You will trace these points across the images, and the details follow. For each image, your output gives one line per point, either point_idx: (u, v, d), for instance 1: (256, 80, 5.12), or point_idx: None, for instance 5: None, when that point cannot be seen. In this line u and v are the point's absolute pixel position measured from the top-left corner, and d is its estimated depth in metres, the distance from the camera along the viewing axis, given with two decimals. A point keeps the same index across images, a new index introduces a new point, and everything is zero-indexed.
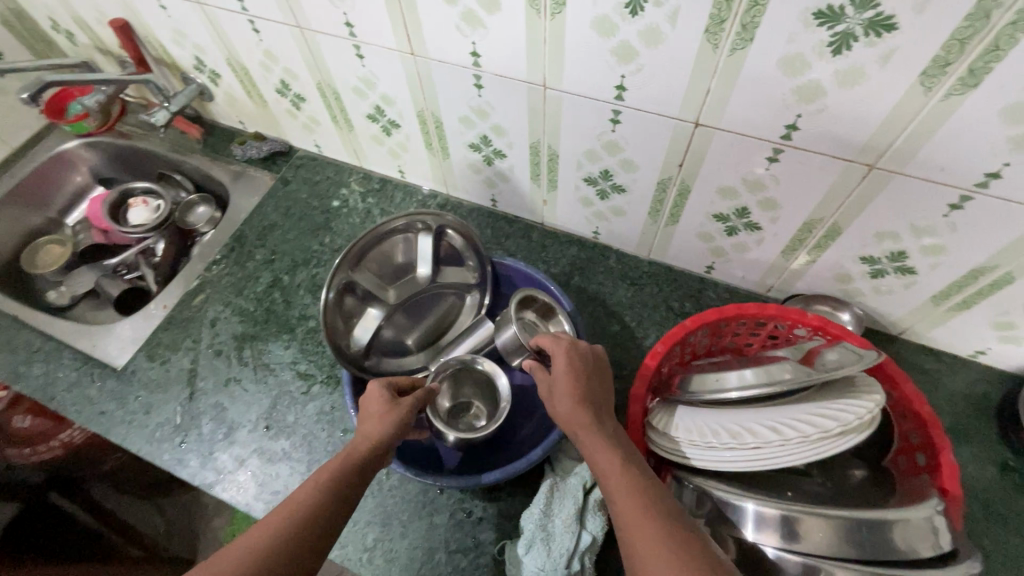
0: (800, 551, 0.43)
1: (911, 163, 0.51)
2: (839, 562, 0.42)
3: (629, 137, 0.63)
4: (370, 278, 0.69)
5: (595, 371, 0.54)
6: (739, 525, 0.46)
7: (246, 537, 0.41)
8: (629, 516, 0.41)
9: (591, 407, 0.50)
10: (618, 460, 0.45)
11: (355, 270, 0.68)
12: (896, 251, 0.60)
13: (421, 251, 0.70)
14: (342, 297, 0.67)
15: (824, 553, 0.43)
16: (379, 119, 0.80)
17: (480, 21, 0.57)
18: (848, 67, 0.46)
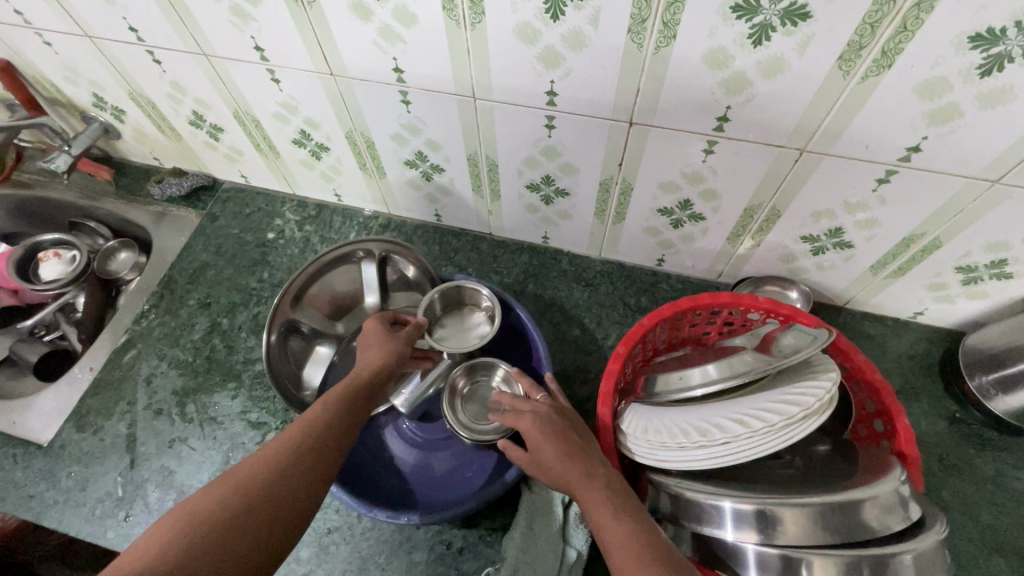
0: (780, 544, 0.43)
1: (838, 143, 0.52)
2: (818, 550, 0.42)
3: (566, 142, 0.62)
4: (314, 316, 0.68)
5: (568, 425, 0.53)
6: (719, 525, 0.45)
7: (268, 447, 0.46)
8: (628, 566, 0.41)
9: (579, 460, 0.48)
10: (610, 512, 0.44)
11: (296, 309, 0.67)
12: (833, 228, 0.62)
13: (366, 280, 0.69)
14: (286, 340, 0.66)
15: (803, 542, 0.43)
16: (305, 143, 0.76)
17: (398, 35, 0.55)
18: (769, 58, 0.46)
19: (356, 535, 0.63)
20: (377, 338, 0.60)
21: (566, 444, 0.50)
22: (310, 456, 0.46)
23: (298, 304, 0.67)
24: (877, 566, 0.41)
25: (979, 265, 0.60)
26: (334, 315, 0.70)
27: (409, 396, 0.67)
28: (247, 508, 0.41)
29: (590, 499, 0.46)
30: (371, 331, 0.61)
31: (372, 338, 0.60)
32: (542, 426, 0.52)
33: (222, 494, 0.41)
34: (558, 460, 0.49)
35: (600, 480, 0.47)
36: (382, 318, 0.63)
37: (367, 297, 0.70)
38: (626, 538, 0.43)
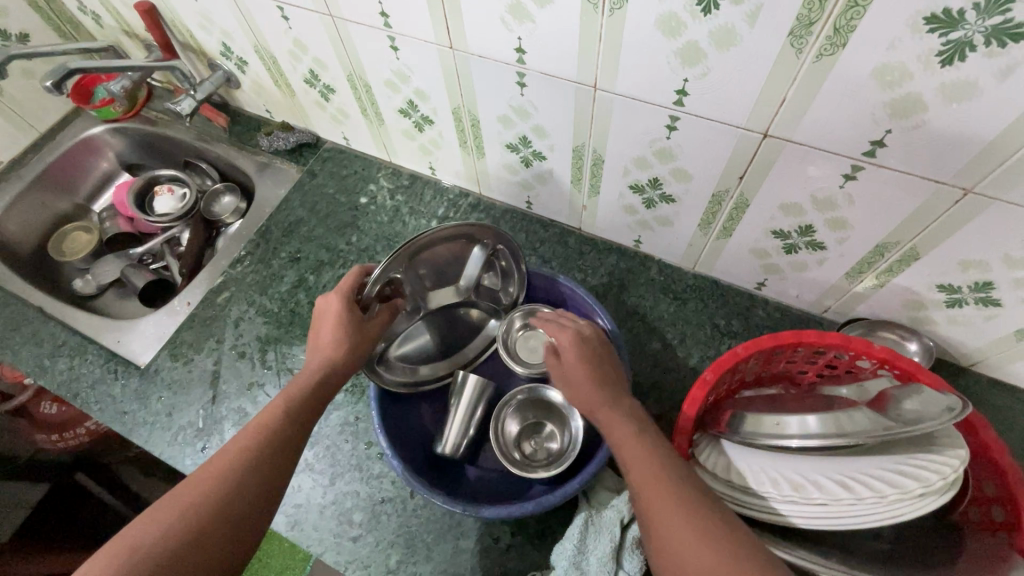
0: None
1: (1018, 188, 0.44)
2: None
3: (685, 145, 0.57)
4: (420, 277, 0.62)
5: (601, 353, 0.55)
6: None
7: (275, 403, 0.49)
8: (644, 483, 0.42)
9: (606, 388, 0.51)
10: (630, 437, 0.46)
11: (407, 266, 0.59)
12: (982, 281, 0.54)
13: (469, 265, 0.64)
14: (382, 290, 0.59)
15: None
16: (411, 114, 0.75)
17: (528, 14, 0.52)
18: (957, 80, 0.40)
19: (408, 511, 0.63)
20: (337, 329, 0.54)
21: (592, 373, 0.52)
22: (285, 413, 0.48)
23: (407, 267, 0.59)
24: None
25: None
26: (428, 282, 0.63)
27: (453, 439, 0.63)
28: (247, 456, 0.44)
29: (614, 426, 0.48)
30: (335, 316, 0.55)
31: (327, 329, 0.55)
32: (578, 353, 0.54)
33: (233, 452, 0.44)
34: (585, 384, 0.52)
35: (623, 413, 0.49)
36: (348, 301, 0.55)
37: (464, 272, 0.64)
38: (645, 462, 0.44)
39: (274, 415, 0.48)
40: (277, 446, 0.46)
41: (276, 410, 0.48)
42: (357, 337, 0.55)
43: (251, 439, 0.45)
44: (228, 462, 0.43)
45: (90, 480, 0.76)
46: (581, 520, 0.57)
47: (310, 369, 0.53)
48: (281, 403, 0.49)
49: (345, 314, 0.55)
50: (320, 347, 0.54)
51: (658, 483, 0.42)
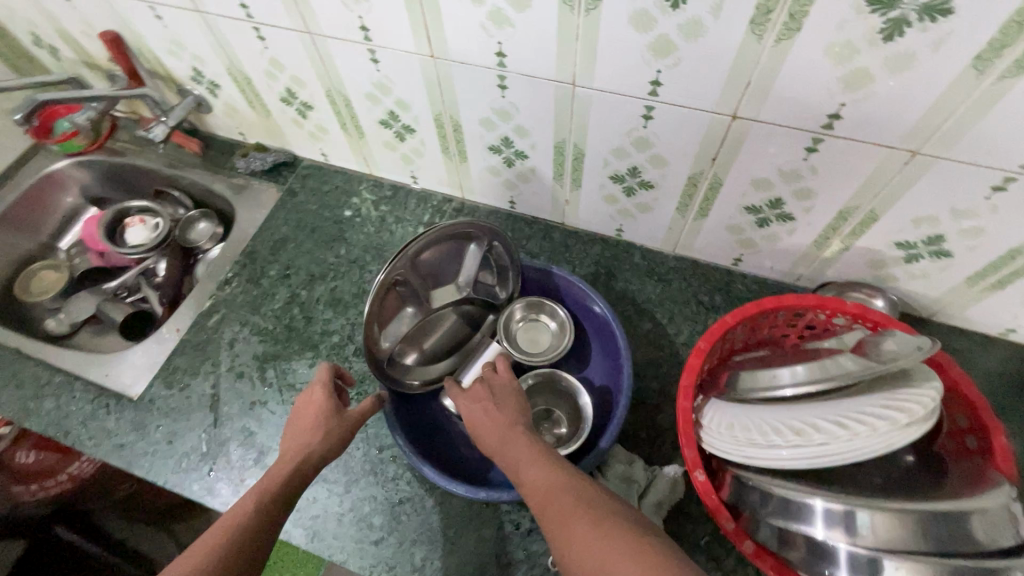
0: (868, 545, 0.43)
1: (957, 147, 0.50)
2: (908, 556, 0.42)
3: (661, 133, 0.61)
4: (421, 277, 0.63)
5: (505, 399, 0.56)
6: (807, 522, 0.45)
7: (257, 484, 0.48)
8: (552, 512, 0.43)
9: (510, 428, 0.52)
10: (536, 470, 0.46)
11: (411, 264, 0.60)
12: (934, 235, 0.60)
13: (468, 261, 0.65)
14: (388, 291, 0.59)
15: (892, 547, 0.42)
16: (392, 124, 0.77)
17: (508, 20, 0.55)
18: (898, 54, 0.45)
19: (427, 508, 0.64)
20: (314, 417, 0.54)
21: (487, 410, 0.55)
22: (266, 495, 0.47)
23: (409, 267, 0.60)
24: None
25: None
26: (429, 282, 0.64)
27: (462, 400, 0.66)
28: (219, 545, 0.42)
29: (522, 465, 0.48)
30: (314, 406, 0.55)
31: (308, 419, 0.54)
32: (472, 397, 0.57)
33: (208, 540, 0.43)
34: (492, 432, 0.52)
35: (528, 447, 0.49)
36: (328, 388, 0.57)
37: (463, 271, 0.65)
38: (552, 489, 0.44)
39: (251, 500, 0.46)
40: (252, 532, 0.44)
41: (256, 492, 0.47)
42: (331, 423, 0.54)
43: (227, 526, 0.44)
44: (200, 552, 0.42)
45: (67, 530, 0.89)
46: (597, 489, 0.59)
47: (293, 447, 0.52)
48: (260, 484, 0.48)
49: (324, 404, 0.55)
50: (296, 434, 0.53)
51: (564, 509, 0.42)
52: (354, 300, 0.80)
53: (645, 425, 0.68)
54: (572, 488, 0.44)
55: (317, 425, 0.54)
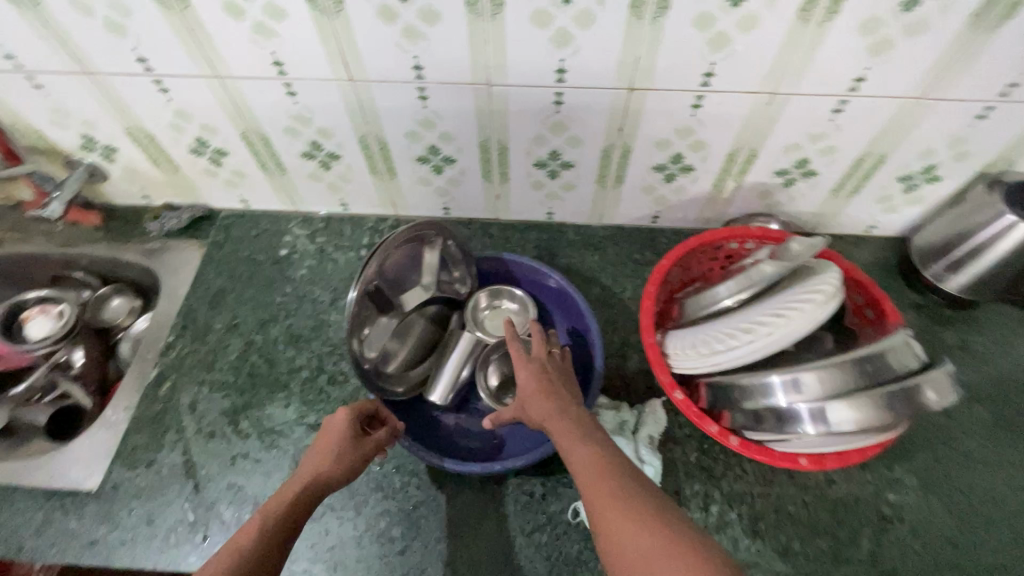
0: (818, 397, 0.53)
1: (802, 83, 0.63)
2: (848, 396, 0.52)
3: (573, 115, 0.70)
4: (390, 283, 0.65)
5: (563, 380, 0.58)
6: (769, 394, 0.55)
7: (274, 502, 0.49)
8: (589, 480, 0.46)
9: (558, 403, 0.54)
10: (578, 443, 0.49)
11: (381, 272, 0.62)
12: (801, 160, 0.74)
13: (429, 263, 0.68)
14: (364, 300, 0.61)
15: (835, 392, 0.52)
16: (316, 154, 0.79)
17: (420, 34, 0.60)
18: (745, 16, 0.57)
19: (443, 505, 0.66)
20: (335, 443, 0.55)
21: (547, 385, 0.56)
22: (282, 514, 0.48)
23: (378, 276, 0.62)
24: (905, 394, 0.50)
25: (913, 173, 0.74)
26: (397, 287, 0.66)
27: (444, 389, 0.69)
28: (243, 557, 0.43)
29: (564, 438, 0.51)
30: (336, 431, 0.56)
31: (328, 443, 0.55)
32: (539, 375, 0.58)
33: (229, 554, 0.44)
34: (539, 404, 0.54)
35: (571, 426, 0.51)
36: (355, 412, 0.57)
37: (425, 273, 0.69)
38: (591, 460, 0.47)
39: (274, 517, 0.47)
40: (273, 549, 0.45)
41: (275, 511, 0.48)
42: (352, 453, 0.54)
43: (249, 540, 0.45)
44: (224, 563, 0.43)
45: None
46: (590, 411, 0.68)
47: (311, 468, 0.53)
48: (277, 503, 0.49)
49: (348, 431, 0.56)
50: (320, 456, 0.54)
51: (600, 479, 0.45)
52: (315, 332, 0.79)
53: (618, 374, 0.75)
54: (609, 463, 0.47)
55: (336, 451, 0.54)
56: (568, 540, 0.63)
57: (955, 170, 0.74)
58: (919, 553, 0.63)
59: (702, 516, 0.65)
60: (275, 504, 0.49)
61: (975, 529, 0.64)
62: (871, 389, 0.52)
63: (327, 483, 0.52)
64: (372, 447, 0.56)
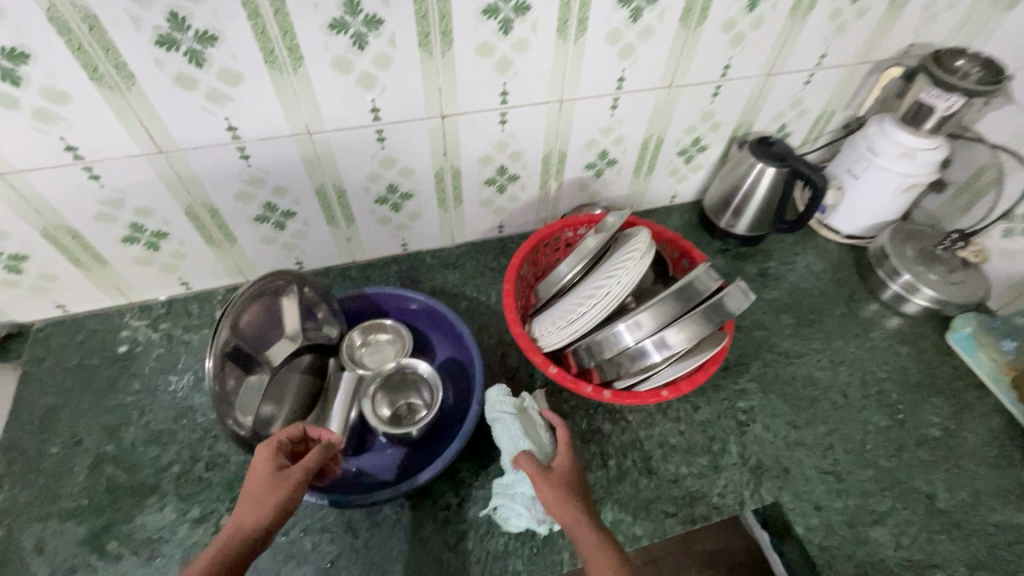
0: (655, 330, 0.64)
1: (579, 89, 0.76)
2: (675, 322, 0.64)
3: (398, 148, 0.75)
4: (251, 340, 0.63)
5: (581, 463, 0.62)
6: (621, 339, 0.65)
7: (206, 555, 0.48)
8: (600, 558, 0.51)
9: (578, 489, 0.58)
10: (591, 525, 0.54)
11: (236, 330, 0.60)
12: (601, 152, 0.88)
13: (288, 312, 0.68)
14: (225, 363, 0.58)
15: (666, 322, 0.64)
16: (139, 237, 0.74)
17: (225, 96, 0.61)
18: (517, 41, 0.67)
19: (362, 549, 0.64)
20: (262, 481, 0.54)
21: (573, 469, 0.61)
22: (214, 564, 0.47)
23: (234, 336, 0.60)
24: (712, 309, 0.64)
25: (685, 147, 0.92)
26: (260, 343, 0.64)
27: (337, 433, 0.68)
28: None
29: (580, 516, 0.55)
30: (259, 472, 0.55)
31: (256, 483, 0.54)
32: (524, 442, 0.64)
33: None
34: (565, 482, 0.59)
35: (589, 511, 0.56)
36: (275, 450, 0.57)
37: (287, 323, 0.68)
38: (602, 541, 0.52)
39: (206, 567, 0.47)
40: None
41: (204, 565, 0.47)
42: (278, 484, 0.53)
43: None
44: None
45: None
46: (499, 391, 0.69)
47: (244, 511, 0.52)
48: (209, 556, 0.48)
49: (270, 469, 0.55)
50: (244, 505, 0.52)
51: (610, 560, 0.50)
52: (178, 422, 0.73)
53: (502, 372, 0.80)
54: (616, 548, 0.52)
55: (265, 484, 0.54)
56: (492, 537, 0.65)
57: (713, 138, 0.93)
58: (773, 442, 0.76)
59: (603, 473, 0.71)
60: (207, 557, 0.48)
61: (806, 409, 0.79)
62: (690, 312, 0.65)
63: (260, 519, 0.51)
64: (299, 474, 0.55)
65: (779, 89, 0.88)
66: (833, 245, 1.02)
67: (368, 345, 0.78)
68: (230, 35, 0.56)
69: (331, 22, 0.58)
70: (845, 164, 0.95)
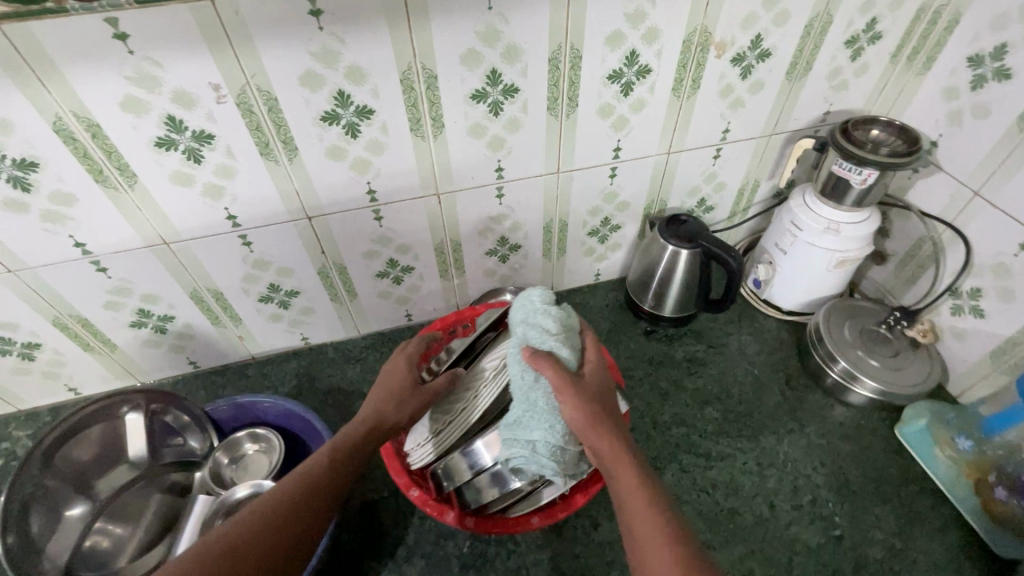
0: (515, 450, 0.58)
1: (454, 182, 0.73)
2: None
3: (269, 251, 0.73)
4: (72, 474, 0.60)
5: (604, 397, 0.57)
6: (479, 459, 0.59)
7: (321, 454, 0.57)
8: (632, 495, 0.48)
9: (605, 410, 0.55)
10: (623, 459, 0.50)
11: (47, 468, 0.57)
12: (500, 239, 0.84)
13: (129, 435, 0.65)
14: (28, 505, 0.55)
15: None
16: (10, 349, 0.73)
17: (63, 216, 0.61)
18: (369, 142, 0.65)
19: None
20: (399, 388, 0.63)
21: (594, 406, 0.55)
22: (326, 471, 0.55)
23: (46, 473, 0.57)
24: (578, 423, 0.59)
25: (596, 227, 0.88)
26: (91, 473, 0.62)
27: None
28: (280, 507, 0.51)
29: (608, 451, 0.51)
30: (398, 375, 0.64)
31: (395, 386, 0.63)
32: (566, 366, 0.58)
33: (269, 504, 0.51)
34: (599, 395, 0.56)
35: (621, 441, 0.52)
36: (411, 364, 0.65)
37: (129, 447, 0.65)
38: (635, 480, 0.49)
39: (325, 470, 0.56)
40: (308, 499, 0.53)
41: (325, 463, 0.56)
42: (412, 400, 0.62)
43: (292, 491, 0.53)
44: (269, 509, 0.50)
45: None
46: (542, 299, 0.63)
47: (376, 416, 0.61)
48: (329, 456, 0.56)
49: (409, 382, 0.63)
50: (383, 415, 0.61)
51: (639, 498, 0.47)
52: None
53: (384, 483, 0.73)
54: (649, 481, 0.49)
55: (395, 395, 0.62)
56: None
57: (625, 217, 0.88)
58: None
59: None
60: (326, 457, 0.56)
61: (724, 525, 0.69)
62: None
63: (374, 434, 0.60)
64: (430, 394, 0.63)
65: (686, 167, 0.83)
66: (774, 321, 0.93)
67: (242, 458, 0.72)
68: (52, 160, 0.56)
69: (157, 141, 0.57)
70: (775, 238, 0.88)
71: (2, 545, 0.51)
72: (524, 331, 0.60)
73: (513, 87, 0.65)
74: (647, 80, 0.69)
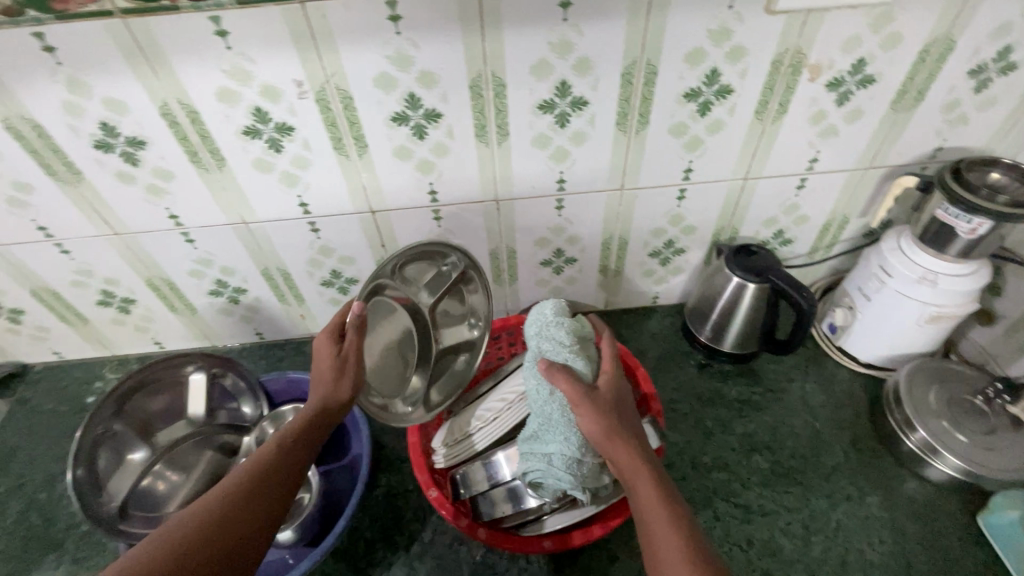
0: None
1: (514, 190, 0.73)
2: None
3: (334, 239, 0.77)
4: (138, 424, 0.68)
5: (619, 405, 0.57)
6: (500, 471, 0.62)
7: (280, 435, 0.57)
8: (651, 506, 0.49)
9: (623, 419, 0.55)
10: (643, 471, 0.51)
11: (119, 415, 0.66)
12: (556, 251, 0.83)
13: (192, 394, 0.72)
14: (97, 444, 0.63)
15: None
16: (111, 301, 0.83)
17: (162, 190, 0.68)
18: (434, 145, 0.66)
19: None
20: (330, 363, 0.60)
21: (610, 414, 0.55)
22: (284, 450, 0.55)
23: (117, 418, 0.66)
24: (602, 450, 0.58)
25: (659, 248, 0.84)
26: (154, 424, 0.70)
27: None
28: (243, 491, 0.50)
29: (627, 464, 0.52)
30: (324, 351, 0.61)
31: (325, 364, 0.60)
32: (581, 377, 0.57)
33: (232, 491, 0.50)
34: (618, 408, 0.56)
35: (639, 453, 0.52)
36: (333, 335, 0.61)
37: (190, 406, 0.72)
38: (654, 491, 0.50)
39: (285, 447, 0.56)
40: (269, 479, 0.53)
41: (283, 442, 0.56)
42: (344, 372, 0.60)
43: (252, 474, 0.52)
44: (230, 493, 0.50)
45: None
46: (555, 312, 0.62)
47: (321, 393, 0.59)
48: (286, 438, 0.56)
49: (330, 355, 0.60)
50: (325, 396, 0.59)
51: (661, 508, 0.48)
52: None
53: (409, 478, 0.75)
54: (668, 492, 0.50)
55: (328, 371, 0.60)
56: None
57: (690, 241, 0.83)
58: None
59: None
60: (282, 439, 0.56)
61: None
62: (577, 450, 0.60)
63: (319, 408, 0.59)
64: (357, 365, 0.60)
65: (762, 196, 0.77)
66: (847, 373, 0.85)
67: None
68: (156, 141, 0.62)
69: (245, 129, 0.62)
70: (858, 281, 0.80)
71: (73, 475, 0.60)
72: (541, 343, 0.60)
73: (582, 99, 0.64)
74: (728, 100, 0.65)
